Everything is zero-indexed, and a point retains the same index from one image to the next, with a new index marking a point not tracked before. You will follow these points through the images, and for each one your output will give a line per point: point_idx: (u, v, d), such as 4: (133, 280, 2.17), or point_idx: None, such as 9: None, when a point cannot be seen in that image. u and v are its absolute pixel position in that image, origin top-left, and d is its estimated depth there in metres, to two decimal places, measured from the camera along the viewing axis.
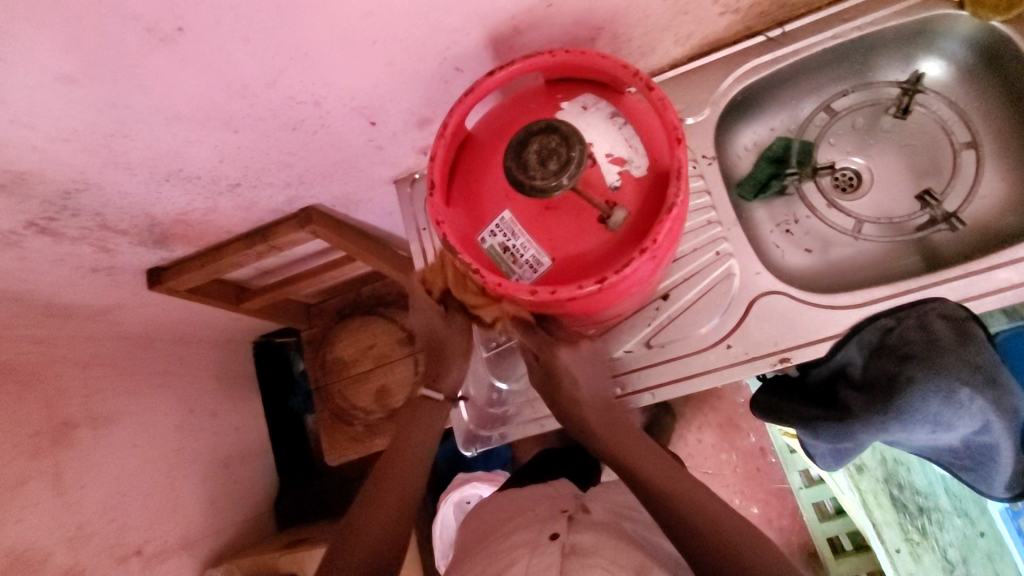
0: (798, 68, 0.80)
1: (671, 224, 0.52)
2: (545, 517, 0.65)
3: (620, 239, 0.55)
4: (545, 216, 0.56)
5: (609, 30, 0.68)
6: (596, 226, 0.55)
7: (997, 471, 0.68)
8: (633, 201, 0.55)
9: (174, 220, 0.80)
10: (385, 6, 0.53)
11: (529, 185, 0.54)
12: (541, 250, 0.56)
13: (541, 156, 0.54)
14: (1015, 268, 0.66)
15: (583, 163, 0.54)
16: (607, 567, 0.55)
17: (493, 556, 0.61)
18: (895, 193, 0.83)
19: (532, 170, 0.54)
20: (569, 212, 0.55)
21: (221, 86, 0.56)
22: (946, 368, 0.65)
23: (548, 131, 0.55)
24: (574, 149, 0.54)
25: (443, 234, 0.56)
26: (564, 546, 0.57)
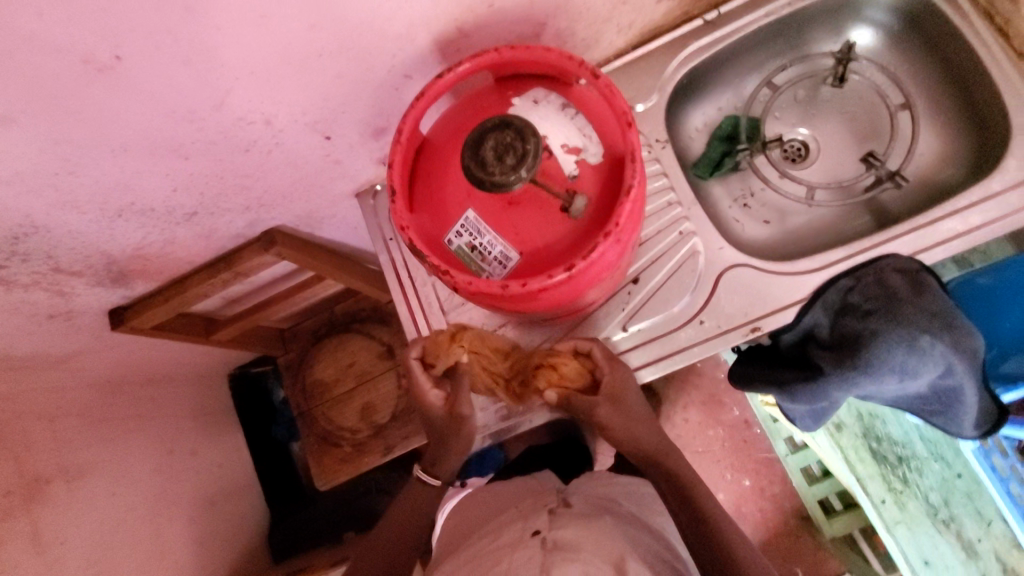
0: (738, 47, 0.84)
1: (631, 206, 0.53)
2: (527, 514, 0.65)
3: (584, 226, 0.55)
4: (509, 212, 0.56)
5: (553, 26, 0.69)
6: (559, 216, 0.56)
7: (964, 411, 0.69)
8: (592, 187, 0.56)
9: (131, 255, 0.78)
10: (328, 18, 0.53)
11: (490, 182, 0.54)
12: (508, 245, 0.56)
13: (499, 151, 0.55)
14: (959, 218, 0.71)
15: (540, 155, 0.54)
16: (588, 559, 0.55)
17: (476, 557, 0.60)
18: (842, 158, 0.86)
19: (491, 166, 0.55)
20: (532, 205, 0.56)
21: (167, 113, 0.55)
22: (906, 319, 0.67)
23: (502, 126, 0.55)
24: (529, 141, 0.54)
25: (410, 238, 0.56)
26: (545, 542, 0.57)
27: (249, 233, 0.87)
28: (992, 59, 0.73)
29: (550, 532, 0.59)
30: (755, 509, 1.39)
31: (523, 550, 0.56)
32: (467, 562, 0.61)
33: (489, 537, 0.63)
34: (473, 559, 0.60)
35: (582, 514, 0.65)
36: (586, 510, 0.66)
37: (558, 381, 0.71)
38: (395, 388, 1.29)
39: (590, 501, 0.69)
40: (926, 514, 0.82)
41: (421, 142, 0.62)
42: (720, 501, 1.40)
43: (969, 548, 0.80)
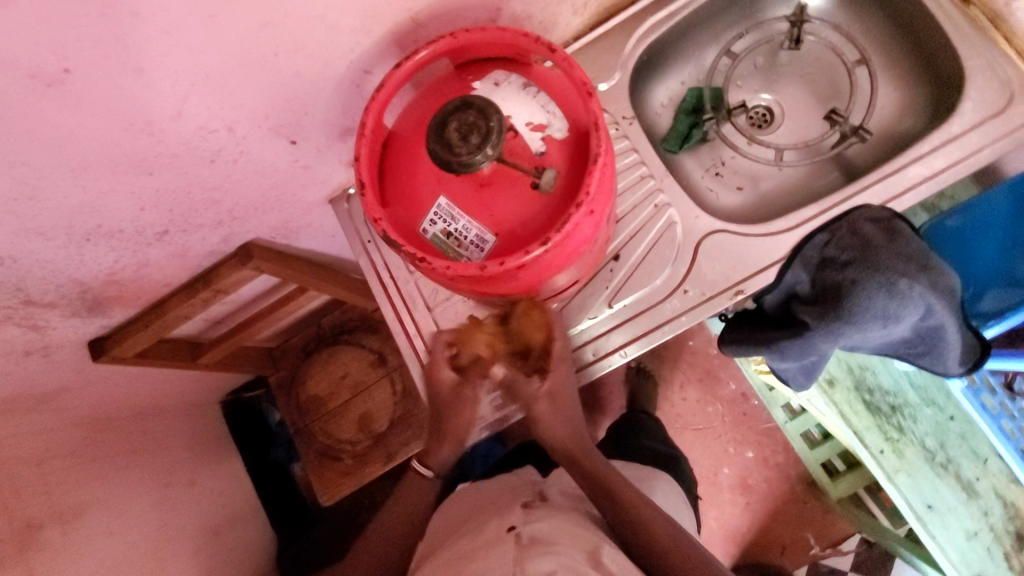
0: (692, 19, 0.85)
1: (599, 175, 0.53)
2: (502, 512, 0.65)
3: (555, 200, 0.55)
4: (480, 193, 0.56)
5: (508, 10, 0.69)
6: (529, 192, 0.56)
7: (948, 351, 0.69)
8: (561, 161, 0.56)
9: (105, 282, 0.77)
10: (278, 16, 0.53)
11: (456, 162, 0.54)
12: (482, 227, 0.56)
13: (462, 132, 0.54)
14: (923, 163, 0.73)
15: (503, 132, 0.54)
16: (563, 550, 0.55)
17: (455, 555, 0.59)
18: (806, 119, 0.87)
19: (457, 147, 0.54)
20: (502, 184, 0.56)
21: (125, 126, 0.55)
22: (884, 265, 0.66)
23: (462, 107, 0.55)
24: (492, 119, 0.53)
25: (385, 231, 0.56)
26: (521, 537, 0.57)
27: (226, 250, 0.86)
28: (938, 6, 0.75)
29: (523, 525, 0.59)
30: (761, 479, 1.40)
31: (499, 546, 0.55)
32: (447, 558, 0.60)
33: (466, 537, 0.62)
34: (451, 559, 0.59)
35: (556, 508, 0.66)
36: (564, 504, 0.70)
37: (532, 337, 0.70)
38: (390, 395, 1.30)
39: (566, 495, 0.73)
40: (925, 460, 0.83)
41: (387, 135, 0.62)
42: (726, 475, 1.41)
43: (969, 488, 0.82)
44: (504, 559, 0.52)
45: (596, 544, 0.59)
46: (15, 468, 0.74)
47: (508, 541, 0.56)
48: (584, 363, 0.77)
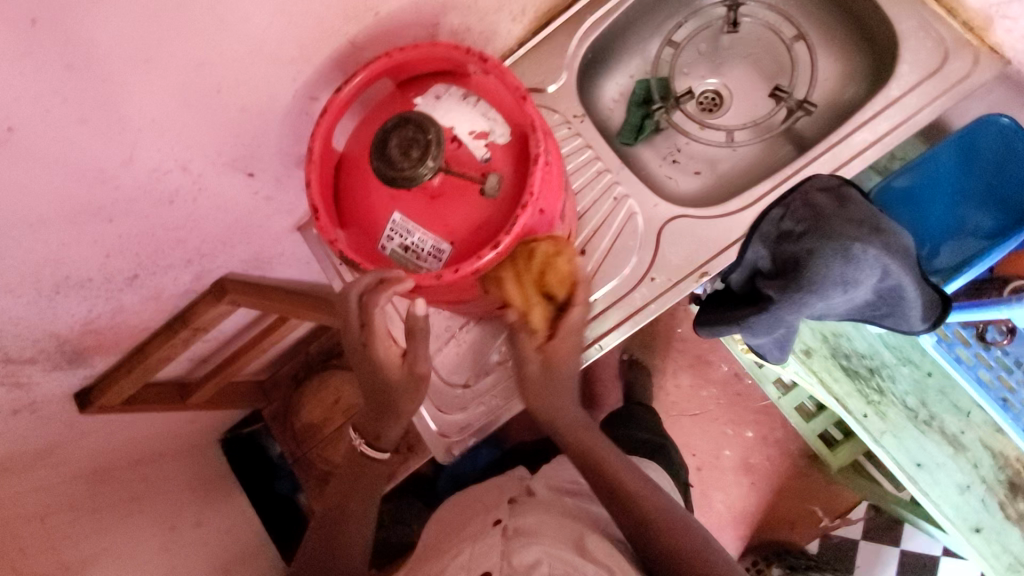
0: (631, 14, 0.87)
1: (540, 174, 0.54)
2: (492, 507, 0.71)
3: (503, 203, 0.57)
4: (431, 205, 0.57)
5: (446, 23, 0.72)
6: (477, 198, 0.57)
7: (910, 309, 0.69)
8: (506, 165, 0.57)
9: (82, 332, 0.78)
10: (215, 55, 0.54)
11: (400, 178, 0.55)
12: (437, 237, 0.58)
13: (404, 147, 0.56)
14: (868, 128, 0.75)
15: (443, 144, 0.55)
16: (545, 540, 0.59)
17: (447, 550, 0.64)
18: (753, 98, 0.89)
19: (398, 162, 0.56)
20: (451, 194, 0.57)
21: (78, 178, 0.55)
22: (838, 232, 0.67)
23: (401, 123, 0.56)
24: (430, 132, 0.55)
25: (342, 251, 0.57)
26: (506, 530, 0.61)
27: (199, 287, 0.87)
28: None
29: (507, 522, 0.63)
30: (762, 458, 1.40)
31: (484, 540, 0.60)
32: (436, 557, 0.64)
33: (457, 533, 0.67)
34: (441, 555, 0.64)
35: (541, 502, 0.69)
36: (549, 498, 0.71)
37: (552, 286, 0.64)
38: None
39: (552, 489, 0.74)
40: (908, 418, 0.84)
41: (337, 158, 0.63)
42: (728, 457, 1.41)
43: (955, 441, 0.83)
44: (490, 553, 0.57)
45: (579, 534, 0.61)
46: (19, 526, 0.73)
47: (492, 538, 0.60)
48: None
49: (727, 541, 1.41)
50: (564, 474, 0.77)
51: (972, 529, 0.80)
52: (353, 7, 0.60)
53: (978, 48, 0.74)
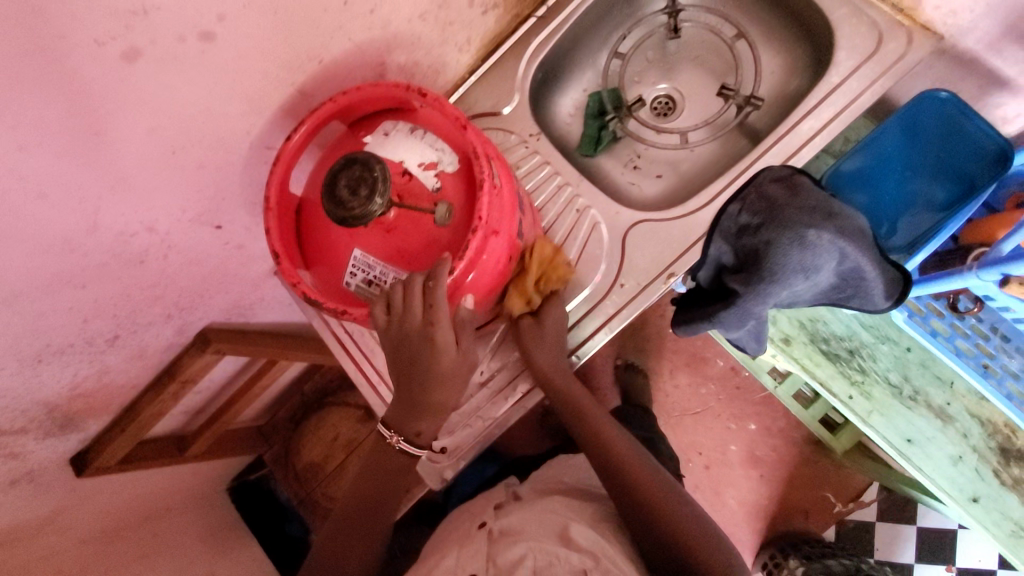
0: (575, 31, 0.89)
1: (487, 197, 0.56)
2: (480, 510, 0.79)
3: (457, 230, 0.59)
4: (387, 239, 0.59)
5: (392, 61, 0.74)
6: (431, 227, 0.59)
7: (873, 288, 0.70)
8: (456, 193, 0.59)
9: (69, 397, 0.79)
10: (165, 118, 0.56)
11: (350, 217, 0.57)
12: (398, 270, 0.59)
13: (352, 186, 0.57)
14: (813, 117, 0.76)
15: (390, 179, 0.57)
16: (527, 537, 0.65)
17: (439, 548, 0.73)
18: (704, 99, 0.92)
19: (348, 203, 0.57)
20: (406, 226, 0.59)
21: (45, 249, 0.57)
22: (793, 220, 0.68)
23: (349, 164, 0.58)
24: (375, 169, 0.57)
25: (306, 293, 0.59)
26: (492, 531, 0.69)
27: (183, 340, 0.89)
28: None
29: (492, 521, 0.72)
30: (769, 449, 1.40)
31: (472, 543, 0.67)
32: (428, 557, 0.72)
33: (450, 533, 0.76)
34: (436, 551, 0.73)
35: (524, 501, 0.78)
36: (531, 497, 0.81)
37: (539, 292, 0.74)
38: None
39: (535, 488, 0.84)
40: (893, 396, 0.84)
41: (296, 202, 0.65)
42: (734, 452, 1.41)
43: (942, 414, 0.83)
44: (478, 554, 0.64)
45: (562, 524, 0.68)
46: None
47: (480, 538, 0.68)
48: None
49: (744, 537, 1.40)
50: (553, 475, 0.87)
51: (971, 500, 0.80)
52: (295, 58, 0.62)
53: (910, 28, 0.75)
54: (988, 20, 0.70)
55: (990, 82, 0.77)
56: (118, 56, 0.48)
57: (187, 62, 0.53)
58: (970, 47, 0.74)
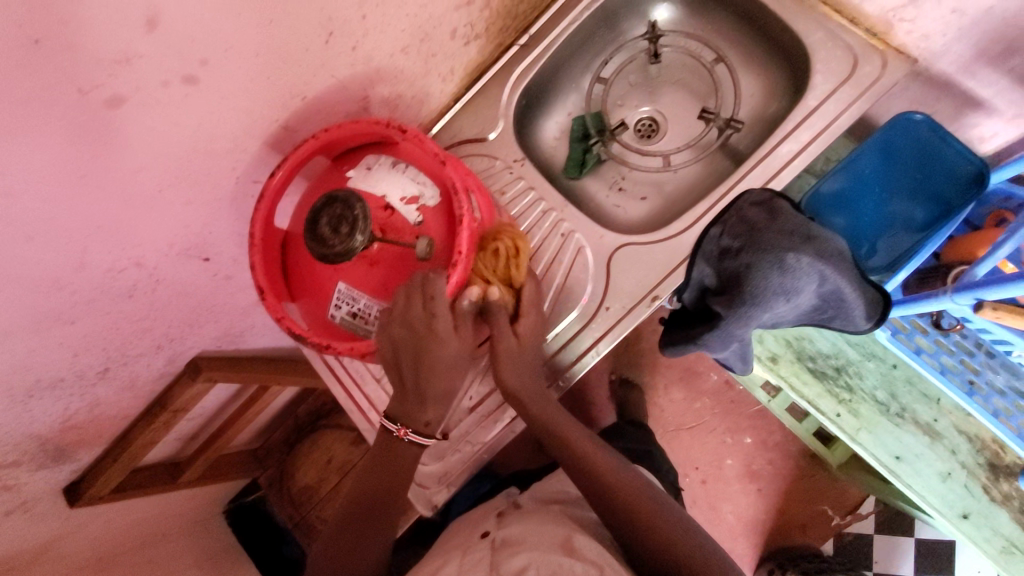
0: (557, 58, 0.91)
1: (467, 231, 0.58)
2: (479, 522, 0.83)
3: (439, 263, 0.60)
4: (371, 273, 0.60)
5: (376, 93, 0.75)
6: (415, 261, 0.60)
7: (854, 309, 0.70)
8: (438, 226, 0.61)
9: (62, 430, 0.79)
10: (151, 158, 0.57)
11: (333, 254, 0.58)
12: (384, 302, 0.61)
13: (334, 225, 0.58)
14: (792, 139, 0.77)
15: (370, 218, 0.58)
16: (530, 548, 0.66)
17: (441, 555, 0.78)
18: (687, 121, 0.93)
19: (330, 241, 0.58)
20: (390, 260, 0.60)
21: (33, 289, 0.58)
22: (772, 244, 0.68)
23: (330, 202, 0.58)
24: (356, 207, 0.57)
25: (290, 329, 0.60)
26: (494, 540, 0.72)
27: (175, 369, 0.90)
28: None
29: (494, 534, 0.75)
30: (765, 463, 1.39)
31: (473, 555, 0.68)
32: (430, 562, 0.78)
33: (453, 543, 0.80)
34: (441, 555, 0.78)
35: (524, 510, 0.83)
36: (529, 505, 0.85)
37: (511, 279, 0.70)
38: None
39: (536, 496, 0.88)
40: (881, 413, 0.85)
41: (282, 235, 0.66)
42: (730, 466, 1.40)
43: (930, 430, 0.84)
44: (479, 564, 0.65)
45: (564, 535, 0.69)
46: None
47: (481, 550, 0.70)
48: None
49: (743, 552, 1.39)
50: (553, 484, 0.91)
51: (961, 516, 0.81)
52: (278, 95, 0.64)
53: (885, 52, 0.76)
54: (961, 43, 0.72)
55: (965, 102, 0.78)
56: (102, 102, 0.49)
57: (170, 105, 0.54)
58: (944, 69, 0.76)
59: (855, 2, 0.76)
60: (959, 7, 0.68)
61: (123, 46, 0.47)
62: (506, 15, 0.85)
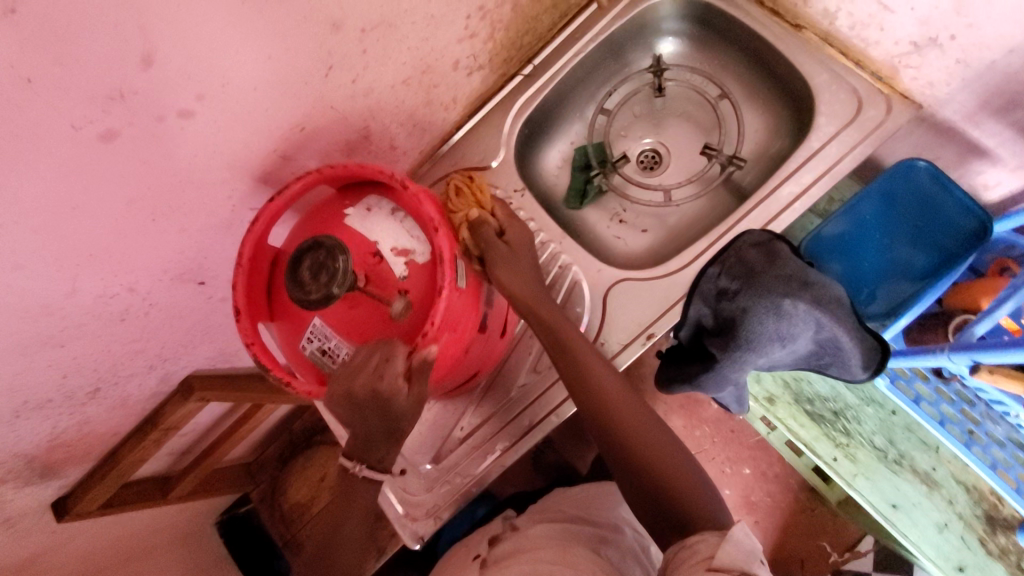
0: (561, 89, 0.90)
1: (444, 301, 0.57)
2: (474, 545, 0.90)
3: (412, 326, 0.59)
4: (346, 317, 0.59)
5: (376, 123, 0.76)
6: (389, 318, 0.59)
7: (848, 357, 0.70)
8: (421, 287, 0.59)
9: (49, 447, 0.78)
10: (145, 189, 0.57)
11: (308, 299, 0.58)
12: (351, 349, 0.59)
13: (314, 271, 0.58)
14: (794, 181, 0.76)
15: (349, 274, 0.57)
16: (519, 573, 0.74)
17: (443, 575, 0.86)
18: (689, 155, 0.92)
19: (307, 286, 0.58)
20: (364, 309, 0.59)
21: (21, 315, 0.57)
22: (768, 288, 0.69)
23: (314, 246, 0.59)
24: (338, 261, 0.57)
25: (256, 355, 0.59)
26: (485, 564, 0.81)
27: (167, 387, 0.89)
28: (771, 33, 0.81)
29: (488, 559, 0.83)
30: (763, 495, 1.34)
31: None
32: None
33: (449, 565, 0.88)
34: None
35: (519, 529, 0.89)
36: (523, 525, 0.91)
37: (483, 200, 0.74)
38: None
39: (530, 516, 0.94)
40: (878, 459, 0.84)
41: (271, 255, 0.65)
42: (728, 497, 1.35)
43: (928, 479, 0.84)
44: None
45: (555, 558, 0.76)
46: None
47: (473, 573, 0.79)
48: (536, 420, 0.78)
49: None
50: (546, 508, 0.95)
51: (958, 569, 0.80)
52: (276, 127, 0.64)
53: (889, 96, 0.75)
54: (965, 93, 0.71)
55: (968, 150, 0.77)
56: (95, 137, 0.50)
57: (165, 138, 0.55)
58: (949, 117, 0.75)
59: (861, 46, 0.76)
60: (963, 59, 0.67)
61: (117, 83, 0.48)
62: (509, 46, 0.85)
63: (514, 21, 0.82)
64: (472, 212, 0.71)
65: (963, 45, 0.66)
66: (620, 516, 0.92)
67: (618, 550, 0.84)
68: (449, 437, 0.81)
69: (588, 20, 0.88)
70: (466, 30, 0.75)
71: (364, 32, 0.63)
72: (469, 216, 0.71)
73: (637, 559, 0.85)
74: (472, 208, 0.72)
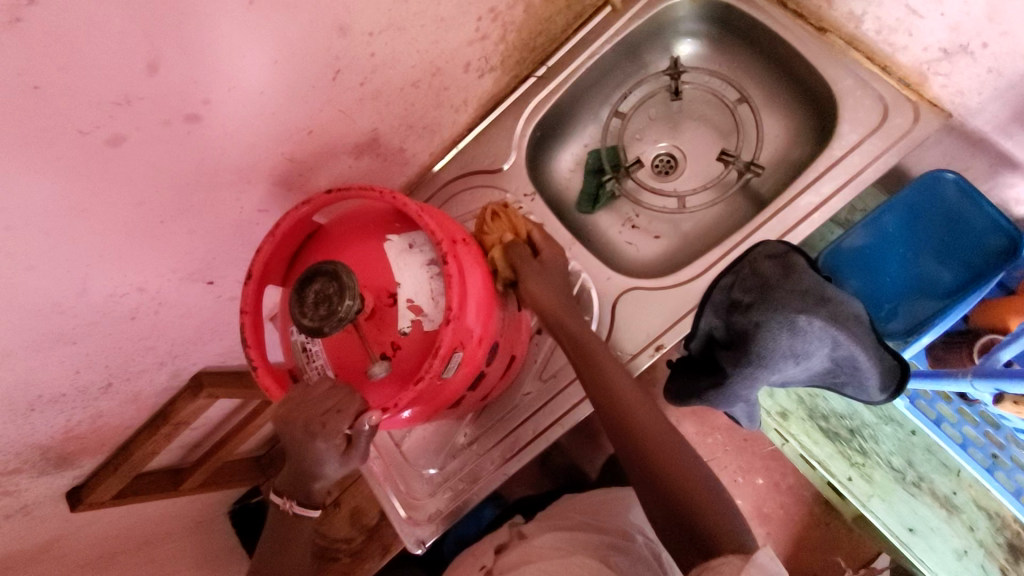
0: (574, 92, 0.89)
1: (415, 394, 0.54)
2: (483, 552, 0.91)
3: (380, 387, 0.58)
4: (336, 335, 0.58)
5: (385, 125, 0.75)
6: (366, 370, 0.58)
7: (866, 377, 0.67)
8: (409, 358, 0.57)
9: (64, 439, 0.80)
10: (154, 193, 0.58)
11: (299, 316, 0.58)
12: (326, 366, 0.59)
13: (318, 299, 0.58)
14: (813, 191, 0.73)
15: (347, 319, 0.56)
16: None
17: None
18: (705, 161, 0.89)
19: (306, 308, 0.58)
20: (349, 342, 0.58)
21: (33, 313, 0.58)
22: (782, 304, 0.67)
23: (331, 275, 0.57)
24: (343, 303, 0.56)
25: (244, 322, 0.59)
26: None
27: (178, 383, 0.90)
28: (795, 36, 0.78)
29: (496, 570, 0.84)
30: (777, 506, 1.28)
31: None
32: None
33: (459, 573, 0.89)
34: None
35: (528, 537, 0.90)
36: (531, 531, 0.92)
37: (521, 227, 0.74)
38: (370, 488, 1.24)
39: (539, 522, 0.94)
40: (894, 480, 0.84)
41: (310, 231, 0.65)
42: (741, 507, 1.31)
43: (948, 503, 0.82)
44: None
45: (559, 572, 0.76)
46: None
47: None
48: (544, 427, 0.76)
49: None
50: (557, 514, 0.95)
51: None
52: (284, 130, 0.64)
53: (916, 103, 0.72)
54: (996, 104, 0.68)
55: (1001, 161, 0.73)
56: (101, 142, 0.50)
57: (170, 142, 0.55)
58: (981, 126, 0.71)
59: (888, 51, 0.73)
60: (996, 67, 0.64)
61: (123, 89, 0.48)
62: (523, 47, 0.84)
63: (527, 23, 0.80)
64: (507, 237, 0.72)
65: (996, 53, 0.63)
66: (629, 520, 0.89)
67: (628, 556, 0.83)
68: (455, 441, 0.81)
69: (602, 22, 0.86)
70: (476, 31, 0.74)
71: (372, 35, 0.63)
72: (503, 239, 0.72)
73: (650, 566, 0.83)
74: (506, 234, 0.73)
